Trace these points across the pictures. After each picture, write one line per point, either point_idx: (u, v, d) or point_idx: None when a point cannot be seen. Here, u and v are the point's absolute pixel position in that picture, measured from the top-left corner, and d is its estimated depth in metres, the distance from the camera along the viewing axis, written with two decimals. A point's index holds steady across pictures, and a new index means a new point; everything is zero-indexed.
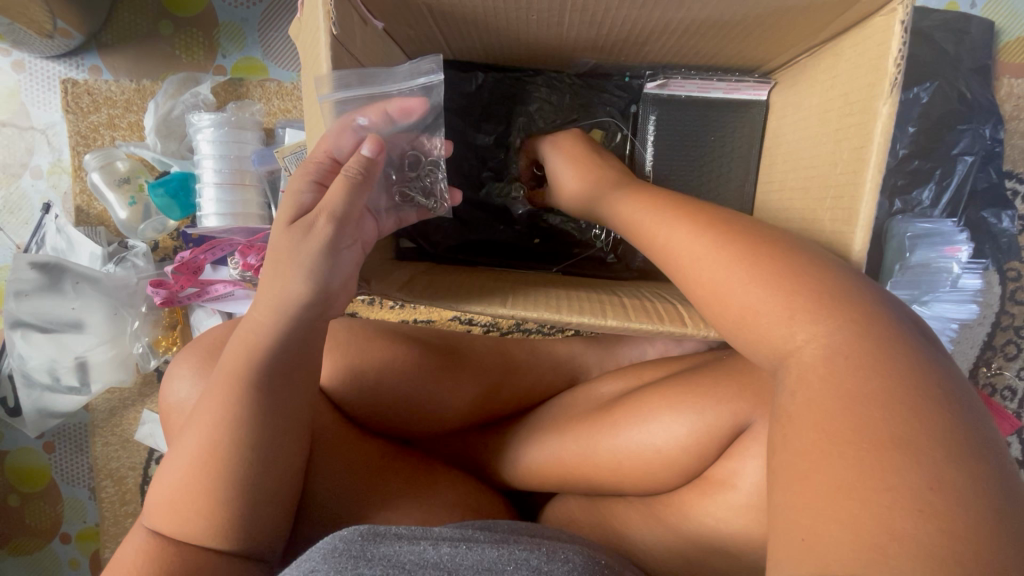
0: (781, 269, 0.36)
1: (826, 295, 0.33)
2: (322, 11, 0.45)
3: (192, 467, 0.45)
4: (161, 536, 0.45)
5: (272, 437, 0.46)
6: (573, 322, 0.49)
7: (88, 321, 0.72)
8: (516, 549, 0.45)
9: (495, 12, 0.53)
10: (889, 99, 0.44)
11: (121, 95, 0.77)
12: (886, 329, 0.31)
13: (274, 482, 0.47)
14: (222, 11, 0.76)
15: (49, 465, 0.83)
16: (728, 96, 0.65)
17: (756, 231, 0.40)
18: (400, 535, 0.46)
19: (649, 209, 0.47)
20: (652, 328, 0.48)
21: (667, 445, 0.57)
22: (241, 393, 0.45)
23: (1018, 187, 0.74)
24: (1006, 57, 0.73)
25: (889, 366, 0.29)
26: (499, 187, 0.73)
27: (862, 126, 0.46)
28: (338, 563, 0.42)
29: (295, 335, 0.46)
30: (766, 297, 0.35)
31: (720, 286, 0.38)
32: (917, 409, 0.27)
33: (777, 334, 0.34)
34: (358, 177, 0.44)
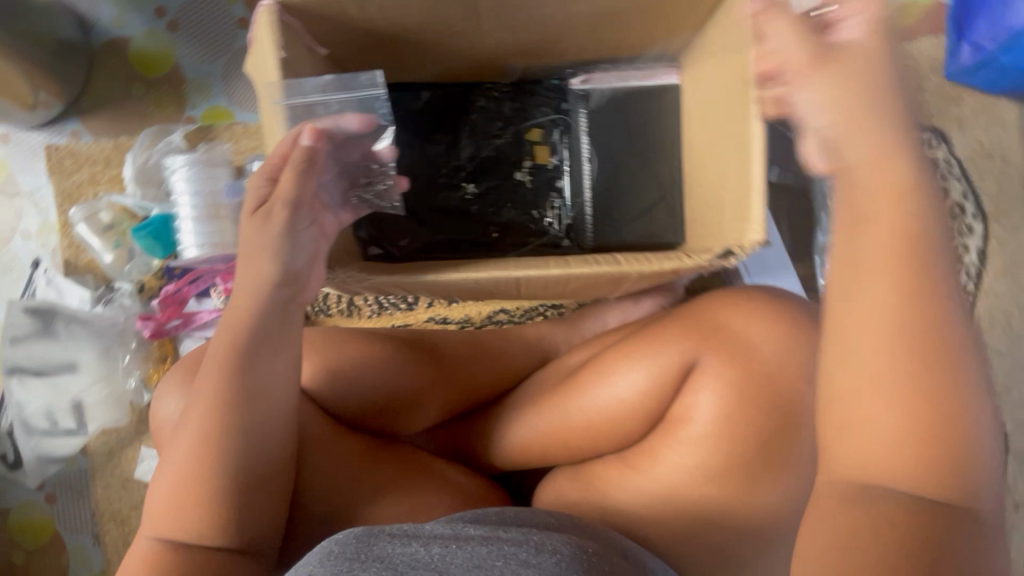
0: (927, 381, 0.34)
1: (956, 420, 0.33)
2: (269, 38, 0.52)
3: (186, 461, 0.50)
4: (161, 531, 0.49)
5: (255, 422, 0.50)
6: (520, 275, 0.55)
7: (80, 361, 0.77)
8: (504, 545, 0.51)
9: (423, 32, 0.61)
10: (756, 48, 0.52)
11: (101, 153, 0.84)
12: (962, 494, 0.33)
13: (262, 466, 0.51)
14: (188, 68, 0.85)
15: (52, 516, 0.84)
16: (645, 82, 0.73)
17: (941, 314, 0.35)
18: (394, 534, 0.52)
19: (869, 203, 0.38)
20: (588, 271, 0.54)
21: (629, 394, 0.61)
22: (223, 383, 0.50)
23: (921, 133, 0.82)
24: (887, 23, 0.82)
25: (961, 513, 0.34)
26: (454, 190, 0.79)
27: (743, 77, 0.53)
28: (337, 564, 0.48)
29: (273, 320, 0.52)
30: (903, 389, 0.34)
31: (853, 364, 0.36)
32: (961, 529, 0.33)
33: (875, 440, 0.35)
34: (304, 166, 0.51)
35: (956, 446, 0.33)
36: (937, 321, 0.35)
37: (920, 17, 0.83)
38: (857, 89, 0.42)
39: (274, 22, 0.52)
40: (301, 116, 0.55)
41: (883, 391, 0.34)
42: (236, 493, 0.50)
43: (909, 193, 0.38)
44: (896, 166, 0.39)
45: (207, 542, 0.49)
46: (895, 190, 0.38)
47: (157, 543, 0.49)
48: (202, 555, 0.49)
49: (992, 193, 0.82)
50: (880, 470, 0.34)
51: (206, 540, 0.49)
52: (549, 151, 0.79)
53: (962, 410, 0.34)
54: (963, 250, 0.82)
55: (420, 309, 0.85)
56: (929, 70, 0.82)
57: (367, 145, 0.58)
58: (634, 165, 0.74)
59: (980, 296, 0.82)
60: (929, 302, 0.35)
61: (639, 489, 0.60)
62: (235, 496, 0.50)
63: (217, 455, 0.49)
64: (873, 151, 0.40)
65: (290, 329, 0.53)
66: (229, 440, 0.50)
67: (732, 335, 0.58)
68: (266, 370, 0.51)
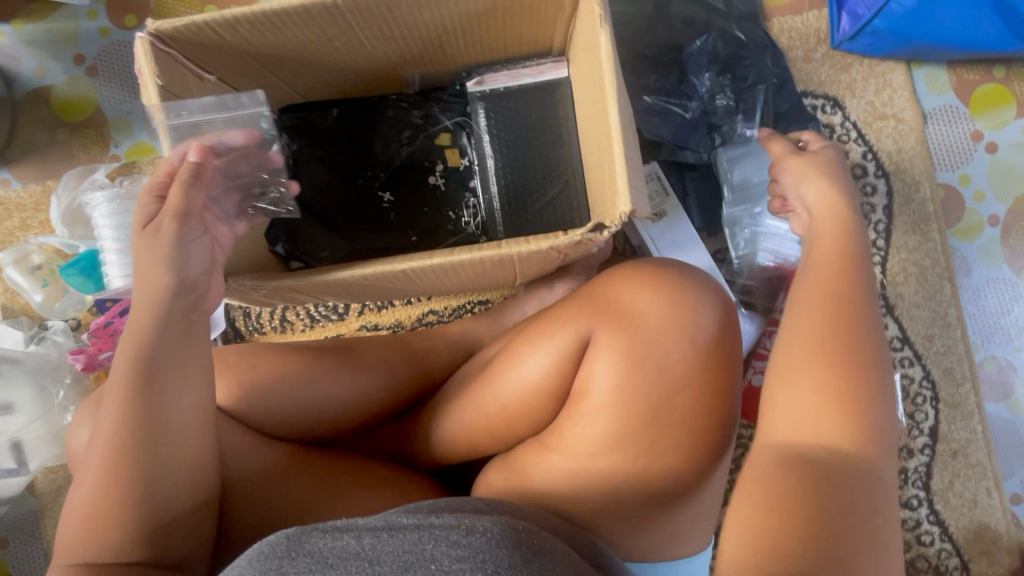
0: (841, 369, 0.41)
1: (863, 404, 0.40)
2: (147, 70, 0.56)
3: (95, 479, 0.48)
4: (77, 553, 0.47)
5: (158, 435, 0.49)
6: (403, 267, 0.57)
7: (15, 401, 0.79)
8: (435, 527, 0.46)
9: (306, 47, 0.64)
10: (603, 30, 0.54)
11: (30, 199, 0.87)
12: (869, 465, 0.39)
13: (170, 480, 0.49)
14: (109, 109, 0.88)
15: (4, 561, 0.84)
16: (537, 79, 0.75)
17: (860, 320, 0.44)
18: (327, 528, 0.47)
19: (825, 256, 0.48)
20: (469, 254, 0.56)
21: (535, 375, 0.63)
22: (127, 395, 0.48)
23: (816, 102, 0.86)
24: (770, 2, 0.86)
25: (870, 480, 0.38)
26: (370, 199, 0.81)
27: (598, 60, 0.56)
28: (262, 565, 0.44)
29: (171, 327, 0.51)
30: (822, 388, 0.41)
31: (787, 353, 0.43)
32: (868, 507, 0.37)
33: (801, 411, 0.41)
34: (188, 178, 0.53)
35: (867, 444, 0.39)
36: (868, 348, 0.42)
37: None
38: (831, 177, 0.54)
39: (150, 52, 0.55)
40: (184, 135, 0.58)
41: (817, 389, 0.41)
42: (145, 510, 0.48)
43: (845, 240, 0.49)
44: (845, 237, 0.50)
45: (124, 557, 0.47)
46: (830, 257, 0.48)
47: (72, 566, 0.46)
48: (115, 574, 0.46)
49: (890, 152, 0.85)
50: (796, 444, 0.40)
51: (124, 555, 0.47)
52: (459, 154, 0.82)
53: (879, 420, 0.40)
54: (870, 209, 0.85)
55: (352, 318, 0.88)
56: (816, 42, 0.86)
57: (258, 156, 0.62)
58: (531, 157, 0.75)
59: (889, 252, 0.85)
60: (865, 330, 0.43)
61: (555, 469, 0.61)
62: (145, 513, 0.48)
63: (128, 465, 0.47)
64: (832, 222, 0.51)
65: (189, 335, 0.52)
66: (136, 454, 0.48)
67: (621, 308, 0.61)
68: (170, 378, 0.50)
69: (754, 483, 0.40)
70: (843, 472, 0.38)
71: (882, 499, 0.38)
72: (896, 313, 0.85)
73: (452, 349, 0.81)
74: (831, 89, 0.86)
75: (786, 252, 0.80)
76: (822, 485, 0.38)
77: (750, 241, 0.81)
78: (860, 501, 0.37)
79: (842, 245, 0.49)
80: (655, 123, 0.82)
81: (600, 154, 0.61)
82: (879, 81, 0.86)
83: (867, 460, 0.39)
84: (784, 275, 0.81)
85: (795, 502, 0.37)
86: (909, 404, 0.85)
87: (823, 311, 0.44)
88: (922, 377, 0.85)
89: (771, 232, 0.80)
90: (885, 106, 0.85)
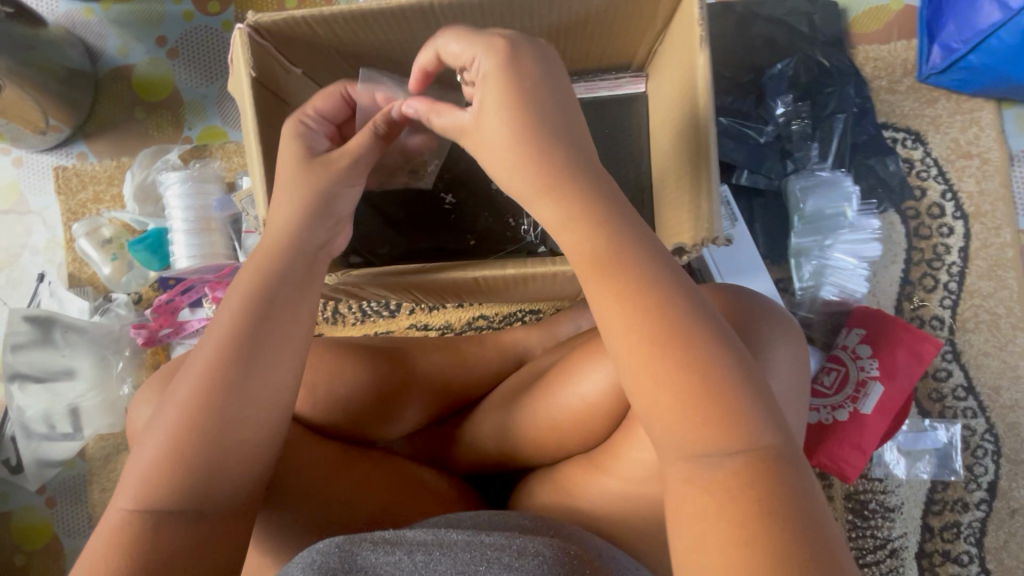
0: (676, 364, 0.37)
1: (715, 380, 0.36)
2: (242, 60, 0.56)
3: (176, 416, 0.44)
4: (143, 498, 0.42)
5: (248, 377, 0.46)
6: (478, 275, 0.58)
7: (79, 368, 0.82)
8: (487, 548, 0.49)
9: (392, 46, 0.64)
10: (703, 51, 0.53)
11: (104, 173, 0.89)
12: (765, 446, 0.36)
13: (247, 436, 0.45)
14: (186, 91, 0.90)
15: (51, 519, 0.87)
16: (613, 92, 0.73)
17: (655, 309, 0.38)
18: (377, 542, 0.49)
19: (582, 260, 0.41)
20: (543, 268, 0.56)
21: (591, 394, 0.61)
22: (232, 330, 0.47)
23: (896, 135, 0.83)
24: (856, 29, 0.84)
25: (768, 456, 0.35)
26: (432, 200, 0.81)
27: (692, 80, 0.55)
28: (318, 573, 0.44)
29: (295, 264, 0.51)
30: (673, 383, 0.37)
31: (630, 374, 0.38)
32: (794, 484, 0.35)
33: (676, 429, 0.37)
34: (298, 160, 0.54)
35: (753, 420, 0.36)
36: (690, 325, 0.38)
37: (890, 23, 0.84)
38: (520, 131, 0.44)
39: (247, 43, 0.56)
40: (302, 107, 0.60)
41: (676, 385, 0.37)
42: (218, 456, 0.44)
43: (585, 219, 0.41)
44: (590, 242, 0.41)
45: (188, 506, 0.42)
46: (591, 264, 0.40)
47: (134, 515, 0.41)
48: (179, 530, 0.41)
49: (971, 192, 0.82)
50: (693, 451, 0.36)
51: (187, 506, 0.42)
52: None
53: (747, 388, 0.37)
54: (944, 250, 0.82)
55: (403, 316, 0.88)
56: (901, 73, 0.83)
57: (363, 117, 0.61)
58: (609, 167, 0.72)
59: (962, 297, 0.81)
60: (685, 308, 0.38)
61: (605, 491, 0.60)
62: (217, 460, 0.44)
63: (217, 405, 0.44)
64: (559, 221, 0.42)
65: (311, 273, 0.52)
66: (225, 394, 0.45)
67: None
68: (274, 321, 0.48)
69: (681, 501, 0.36)
70: (757, 464, 0.35)
71: (797, 471, 0.36)
72: (962, 360, 0.81)
73: (501, 355, 0.80)
74: (914, 123, 0.83)
75: (852, 286, 0.78)
76: (738, 488, 0.34)
77: (816, 274, 0.79)
78: (786, 487, 0.35)
79: (579, 245, 0.41)
80: (729, 145, 0.80)
81: (683, 176, 0.59)
82: (967, 117, 0.82)
83: (757, 436, 0.36)
84: (848, 311, 0.79)
85: (728, 512, 0.34)
86: (968, 456, 0.81)
87: (631, 316, 0.38)
88: (986, 430, 0.81)
89: (839, 267, 0.78)
90: (971, 144, 0.82)
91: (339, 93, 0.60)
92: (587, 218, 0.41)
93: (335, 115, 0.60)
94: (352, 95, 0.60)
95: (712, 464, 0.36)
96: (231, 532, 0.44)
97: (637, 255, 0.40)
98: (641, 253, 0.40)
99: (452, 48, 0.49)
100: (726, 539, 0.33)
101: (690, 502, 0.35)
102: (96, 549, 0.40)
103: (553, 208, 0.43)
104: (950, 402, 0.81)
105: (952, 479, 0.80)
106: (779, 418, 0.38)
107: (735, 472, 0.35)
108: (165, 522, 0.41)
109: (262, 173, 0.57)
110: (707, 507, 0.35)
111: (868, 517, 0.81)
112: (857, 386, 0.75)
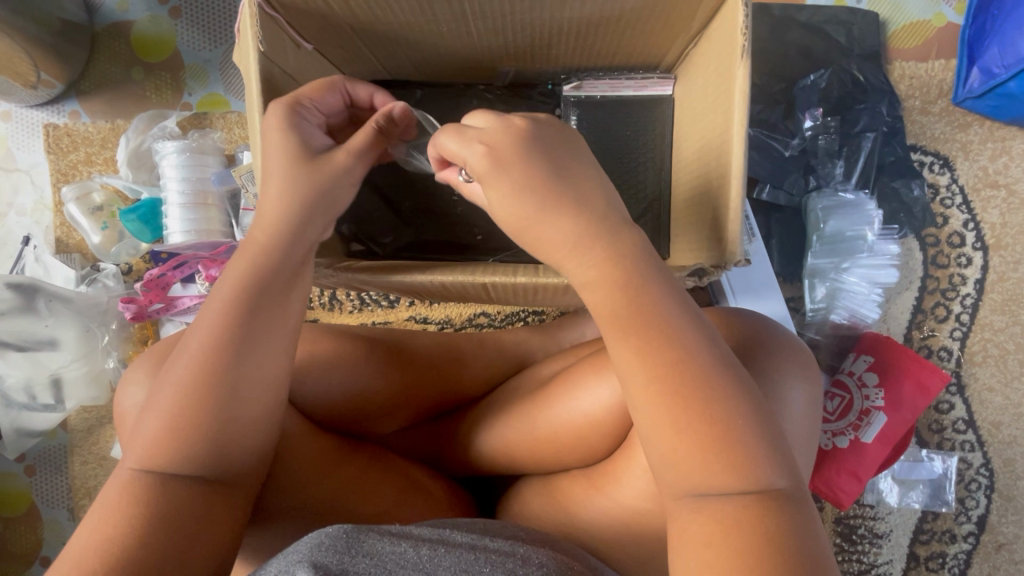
0: (689, 404, 0.37)
1: (728, 423, 0.37)
2: (250, 33, 0.53)
3: (181, 394, 0.45)
4: (148, 462, 0.44)
5: (251, 367, 0.47)
6: (488, 282, 0.56)
7: (62, 338, 0.79)
8: (491, 553, 0.47)
9: (410, 28, 0.61)
10: (743, 63, 0.49)
11: (97, 135, 0.85)
12: (772, 487, 0.36)
13: (247, 421, 0.47)
14: (187, 54, 0.85)
15: (29, 488, 0.85)
16: (637, 93, 0.69)
17: (671, 349, 0.38)
18: (383, 532, 0.48)
19: (605, 309, 0.41)
20: (556, 280, 0.54)
21: (593, 409, 0.60)
22: (236, 318, 0.47)
23: (924, 158, 0.80)
24: (895, 44, 0.81)
25: (775, 498, 0.36)
26: (439, 193, 0.78)
27: (728, 92, 0.52)
28: (325, 556, 0.43)
29: (293, 258, 0.51)
30: (684, 425, 0.37)
31: (642, 412, 0.38)
32: (800, 525, 0.35)
33: (685, 468, 0.37)
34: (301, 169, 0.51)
35: (763, 462, 0.36)
36: (708, 370, 0.38)
37: (930, 39, 0.81)
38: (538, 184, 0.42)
39: (256, 15, 0.53)
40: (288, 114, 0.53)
41: (689, 429, 0.37)
42: (225, 439, 0.46)
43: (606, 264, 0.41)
44: (613, 293, 0.40)
45: (189, 477, 0.45)
46: (612, 314, 0.40)
47: (139, 475, 0.44)
48: (181, 499, 0.44)
49: (993, 224, 0.80)
50: (700, 490, 0.37)
51: (189, 482, 0.44)
52: None
53: (759, 432, 0.37)
54: (960, 280, 0.80)
55: (402, 308, 0.86)
56: (936, 94, 0.80)
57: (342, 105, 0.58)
58: (628, 173, 0.69)
59: (972, 329, 0.80)
60: (703, 354, 0.38)
61: (602, 509, 0.59)
62: (223, 443, 0.46)
63: (220, 389, 0.46)
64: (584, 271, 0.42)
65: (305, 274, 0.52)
66: (237, 382, 0.46)
67: None
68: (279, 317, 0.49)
69: (685, 539, 0.36)
70: (766, 504, 0.36)
71: (804, 514, 0.36)
72: (966, 394, 0.80)
73: (501, 356, 0.79)
74: (944, 147, 0.80)
75: (864, 311, 0.76)
76: (745, 527, 0.35)
77: (828, 296, 0.77)
78: (792, 527, 0.35)
79: (600, 293, 0.41)
80: (753, 157, 0.77)
81: (706, 191, 0.56)
82: (998, 145, 0.80)
83: (765, 477, 0.36)
84: (857, 336, 0.77)
85: (733, 548, 0.34)
86: (961, 488, 0.81)
87: (648, 365, 0.38)
88: (981, 464, 0.80)
89: (853, 291, 0.76)
90: (998, 174, 0.80)
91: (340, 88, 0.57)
92: (611, 267, 0.41)
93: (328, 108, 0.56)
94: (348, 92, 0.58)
95: (719, 502, 0.36)
96: (227, 506, 0.46)
97: (659, 302, 0.40)
98: (663, 299, 0.40)
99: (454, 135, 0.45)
100: None
101: (693, 537, 0.36)
102: (106, 508, 0.42)
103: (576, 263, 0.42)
104: (949, 434, 0.80)
105: (943, 511, 0.80)
106: (791, 461, 0.38)
107: (741, 511, 0.35)
108: (173, 495, 0.43)
109: (264, 156, 0.54)
110: (711, 542, 0.35)
111: (856, 542, 0.81)
112: (860, 414, 0.74)
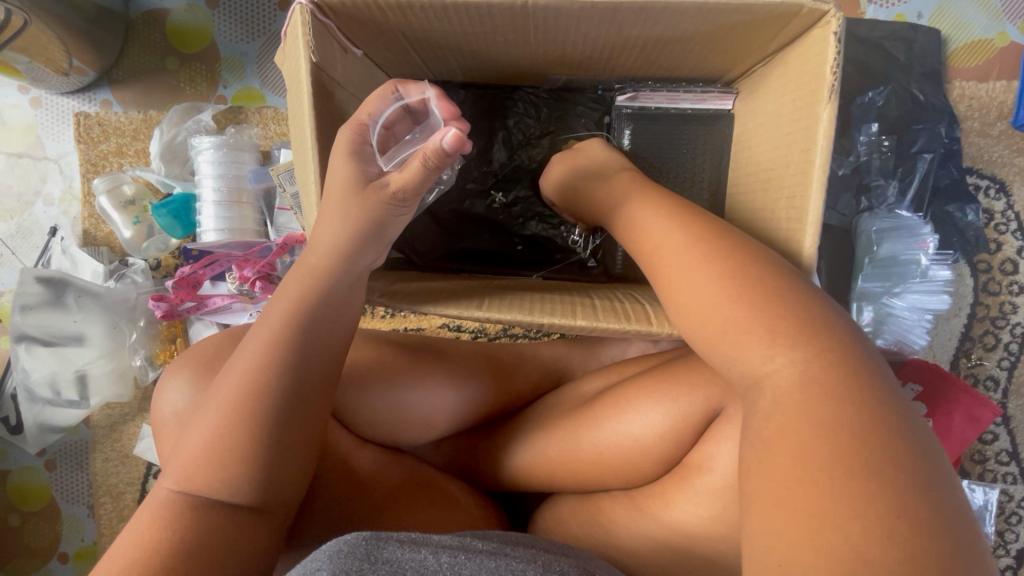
0: (765, 304, 0.35)
1: (804, 319, 0.34)
2: (301, 43, 0.50)
3: (219, 414, 0.43)
4: (186, 483, 0.42)
5: (295, 385, 0.45)
6: (545, 322, 0.54)
7: (89, 335, 0.78)
8: (513, 560, 0.44)
9: (466, 36, 0.58)
10: (829, 105, 0.47)
11: (129, 125, 0.83)
12: (862, 386, 0.31)
13: (298, 441, 0.46)
14: (223, 46, 0.83)
15: (49, 483, 0.84)
16: (695, 106, 0.68)
17: (732, 258, 0.38)
18: (402, 539, 0.44)
19: (738, 324, 0.35)
20: (619, 328, 0.52)
21: (645, 433, 0.58)
22: (279, 336, 0.46)
23: (979, 182, 0.78)
24: (955, 63, 0.78)
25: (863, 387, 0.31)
26: (482, 200, 0.75)
27: (809, 131, 0.49)
28: (344, 563, 0.40)
29: (343, 282, 0.49)
30: (760, 324, 0.34)
31: (715, 319, 0.36)
32: (963, 554, 0.26)
33: (760, 362, 0.34)
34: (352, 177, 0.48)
35: (924, 481, 0.28)
36: (773, 279, 0.37)
37: (992, 59, 0.78)
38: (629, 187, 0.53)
39: (308, 21, 0.50)
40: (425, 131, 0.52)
41: (819, 415, 0.30)
42: (268, 460, 0.44)
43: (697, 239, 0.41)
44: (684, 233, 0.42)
45: (230, 500, 0.43)
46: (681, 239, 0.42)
47: (177, 495, 0.42)
48: (225, 521, 0.42)
49: None
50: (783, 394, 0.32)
51: (229, 501, 0.43)
52: None
53: (839, 328, 0.34)
54: (1011, 308, 0.78)
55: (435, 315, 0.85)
56: (996, 116, 0.78)
57: (433, 125, 0.51)
58: None
59: (1021, 359, 0.78)
60: (862, 364, 0.33)
61: (647, 531, 0.57)
62: (267, 466, 0.44)
63: (267, 406, 0.44)
64: (715, 287, 0.37)
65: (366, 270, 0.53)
66: (281, 396, 0.45)
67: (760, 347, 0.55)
68: (317, 333, 0.47)
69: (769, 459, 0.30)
70: (921, 517, 0.27)
71: (970, 550, 0.27)
72: (1011, 425, 0.78)
73: (538, 368, 0.77)
74: (1001, 171, 0.78)
75: (912, 338, 0.73)
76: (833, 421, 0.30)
77: (876, 320, 0.73)
78: (886, 411, 0.30)
79: (737, 300, 0.36)
80: None
81: (770, 216, 0.54)
82: None
83: (849, 369, 0.32)
84: (902, 361, 0.74)
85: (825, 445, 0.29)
86: (1001, 521, 0.79)
87: (711, 270, 0.38)
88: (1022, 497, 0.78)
89: (903, 318, 0.73)
90: None
91: (390, 91, 0.51)
92: (752, 283, 0.36)
93: (392, 125, 0.52)
94: (404, 95, 0.51)
95: (850, 494, 0.27)
96: (263, 529, 0.44)
97: (804, 314, 0.35)
98: (832, 324, 0.34)
99: (437, 102, 0.50)
100: (818, 488, 0.28)
101: (793, 513, 0.28)
102: (140, 524, 0.41)
103: (702, 281, 0.38)
104: (991, 466, 0.79)
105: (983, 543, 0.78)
106: (960, 503, 0.28)
107: (881, 506, 0.27)
108: (208, 514, 0.42)
109: (315, 165, 0.52)
110: (822, 519, 0.27)
111: None
112: None
